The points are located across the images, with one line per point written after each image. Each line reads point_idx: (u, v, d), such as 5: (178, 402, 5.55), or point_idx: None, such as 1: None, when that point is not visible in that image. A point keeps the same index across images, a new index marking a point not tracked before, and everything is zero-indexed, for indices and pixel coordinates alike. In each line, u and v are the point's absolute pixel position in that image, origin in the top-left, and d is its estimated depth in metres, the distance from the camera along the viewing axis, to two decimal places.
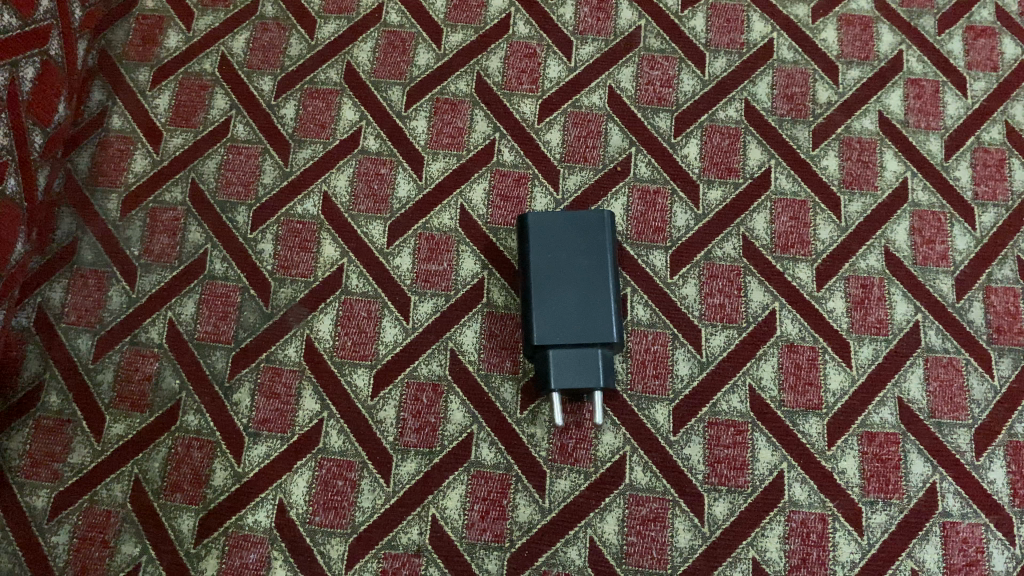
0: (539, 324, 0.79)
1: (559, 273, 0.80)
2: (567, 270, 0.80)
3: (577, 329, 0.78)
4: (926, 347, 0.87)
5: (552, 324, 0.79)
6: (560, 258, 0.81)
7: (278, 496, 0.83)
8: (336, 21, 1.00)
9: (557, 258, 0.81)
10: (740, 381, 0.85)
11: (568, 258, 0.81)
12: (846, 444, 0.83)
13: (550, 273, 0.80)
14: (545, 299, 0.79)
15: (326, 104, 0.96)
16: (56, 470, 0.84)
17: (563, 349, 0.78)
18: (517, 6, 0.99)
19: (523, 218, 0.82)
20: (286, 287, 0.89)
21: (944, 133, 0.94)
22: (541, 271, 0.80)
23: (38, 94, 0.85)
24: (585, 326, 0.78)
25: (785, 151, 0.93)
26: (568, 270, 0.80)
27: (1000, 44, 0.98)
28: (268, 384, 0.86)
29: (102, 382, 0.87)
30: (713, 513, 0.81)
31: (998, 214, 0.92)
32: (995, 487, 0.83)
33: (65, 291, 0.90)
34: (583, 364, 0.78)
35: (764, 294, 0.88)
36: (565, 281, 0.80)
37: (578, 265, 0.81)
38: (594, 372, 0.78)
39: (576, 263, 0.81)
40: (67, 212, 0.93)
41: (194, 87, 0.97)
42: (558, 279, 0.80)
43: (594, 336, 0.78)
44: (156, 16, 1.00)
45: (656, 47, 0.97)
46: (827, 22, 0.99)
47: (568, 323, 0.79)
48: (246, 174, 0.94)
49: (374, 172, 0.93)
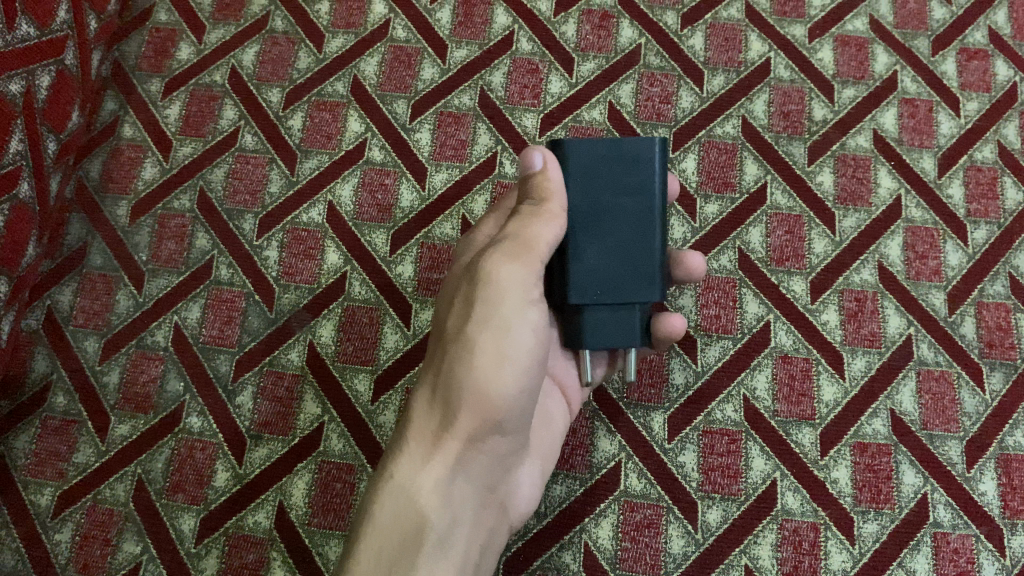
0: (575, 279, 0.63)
1: (600, 219, 0.64)
2: (611, 214, 0.63)
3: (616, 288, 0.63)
4: (918, 360, 0.88)
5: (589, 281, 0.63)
6: (603, 200, 0.63)
7: (277, 498, 0.84)
8: (343, 36, 1.02)
9: (598, 199, 0.63)
10: (735, 390, 0.86)
11: (612, 201, 0.63)
12: (839, 454, 0.84)
13: (589, 219, 0.63)
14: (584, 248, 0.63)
15: (333, 116, 0.98)
16: (61, 469, 0.86)
17: (596, 308, 0.64)
18: (520, 23, 1.02)
19: (564, 156, 0.63)
20: (291, 293, 0.91)
21: (937, 151, 0.96)
22: (578, 215, 0.63)
23: (53, 102, 0.88)
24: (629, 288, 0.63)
25: (780, 167, 0.95)
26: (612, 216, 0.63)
27: (993, 66, 1.00)
28: (270, 387, 0.88)
29: (108, 384, 0.89)
30: (707, 520, 0.82)
31: (990, 231, 0.93)
32: (986, 498, 0.84)
33: (74, 294, 0.92)
34: (618, 326, 0.64)
35: (759, 306, 0.89)
36: (600, 228, 0.63)
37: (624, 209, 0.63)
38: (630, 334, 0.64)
39: (620, 206, 0.63)
40: (77, 217, 0.95)
41: (204, 97, 1.00)
42: (600, 226, 0.63)
43: (634, 296, 0.63)
44: (169, 28, 1.03)
45: (656, 64, 0.99)
46: (823, 42, 1.01)
47: (608, 282, 0.63)
48: (253, 183, 0.96)
49: (378, 183, 0.95)
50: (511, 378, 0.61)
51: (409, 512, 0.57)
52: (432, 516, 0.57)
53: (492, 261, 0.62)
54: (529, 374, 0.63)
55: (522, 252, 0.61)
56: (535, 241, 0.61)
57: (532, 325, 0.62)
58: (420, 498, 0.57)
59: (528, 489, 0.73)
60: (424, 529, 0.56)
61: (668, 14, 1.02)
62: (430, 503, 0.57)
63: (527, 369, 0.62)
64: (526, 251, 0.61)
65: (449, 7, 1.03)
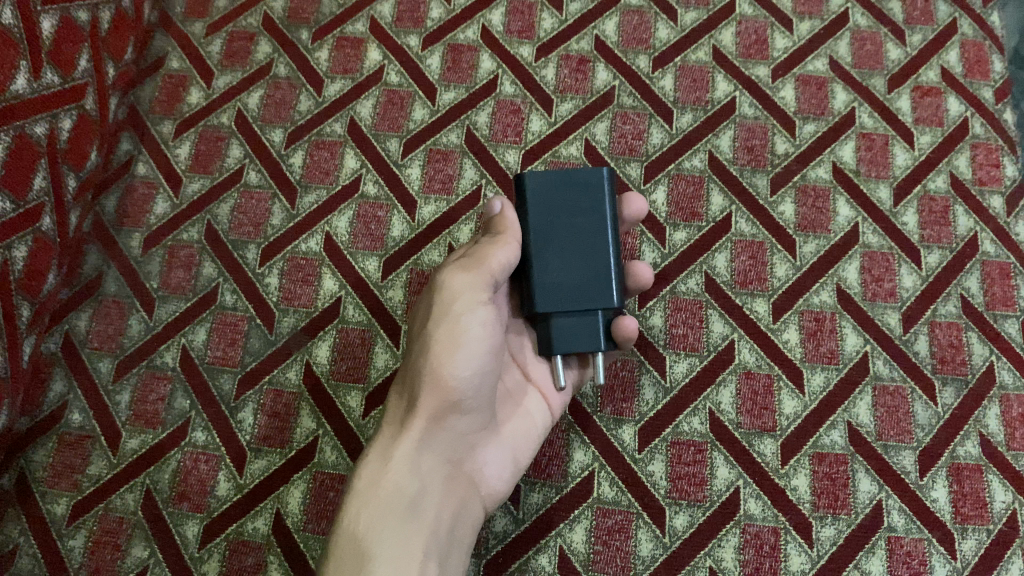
0: (541, 292, 0.72)
1: (559, 238, 0.73)
2: (568, 234, 0.73)
3: (578, 297, 0.72)
4: (874, 376, 0.94)
5: (554, 293, 0.72)
6: (561, 222, 0.73)
7: (275, 506, 0.91)
8: (341, 81, 1.11)
9: (556, 222, 0.73)
10: (701, 404, 0.93)
11: (568, 222, 0.73)
12: (798, 463, 0.91)
13: (550, 237, 0.73)
14: (547, 265, 0.72)
15: (331, 154, 1.07)
16: (76, 481, 0.92)
17: (562, 316, 0.73)
18: (504, 68, 1.10)
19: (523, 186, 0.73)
20: (289, 316, 0.99)
21: (893, 182, 1.03)
22: (539, 235, 0.72)
23: (74, 143, 0.96)
24: (589, 296, 0.72)
25: (745, 198, 1.02)
26: (570, 234, 0.72)
27: (945, 102, 1.07)
28: (270, 403, 0.95)
29: (120, 401, 0.96)
30: (674, 525, 0.88)
31: (942, 255, 1.00)
32: (938, 505, 0.89)
33: (90, 319, 0.99)
34: (584, 330, 0.73)
35: (724, 326, 0.96)
36: (560, 246, 0.73)
37: (579, 228, 0.73)
38: (595, 336, 0.73)
39: (576, 226, 0.73)
40: (94, 248, 1.02)
41: (212, 137, 1.08)
42: (559, 244, 0.73)
43: (595, 302, 0.72)
44: (181, 75, 1.12)
45: (629, 104, 1.07)
46: (785, 82, 1.09)
47: (571, 292, 0.72)
48: (256, 216, 1.04)
49: (372, 214, 1.03)
50: (466, 365, 0.71)
51: (383, 486, 0.66)
52: (402, 487, 0.66)
53: (449, 275, 0.73)
54: (484, 361, 0.72)
55: (475, 265, 0.71)
56: (486, 256, 0.71)
57: (482, 320, 0.72)
58: (391, 472, 0.67)
59: (501, 473, 0.79)
60: (396, 498, 0.65)
61: (641, 57, 1.10)
62: (400, 476, 0.67)
63: (481, 357, 0.72)
64: (478, 263, 0.71)
65: (438, 53, 1.12)
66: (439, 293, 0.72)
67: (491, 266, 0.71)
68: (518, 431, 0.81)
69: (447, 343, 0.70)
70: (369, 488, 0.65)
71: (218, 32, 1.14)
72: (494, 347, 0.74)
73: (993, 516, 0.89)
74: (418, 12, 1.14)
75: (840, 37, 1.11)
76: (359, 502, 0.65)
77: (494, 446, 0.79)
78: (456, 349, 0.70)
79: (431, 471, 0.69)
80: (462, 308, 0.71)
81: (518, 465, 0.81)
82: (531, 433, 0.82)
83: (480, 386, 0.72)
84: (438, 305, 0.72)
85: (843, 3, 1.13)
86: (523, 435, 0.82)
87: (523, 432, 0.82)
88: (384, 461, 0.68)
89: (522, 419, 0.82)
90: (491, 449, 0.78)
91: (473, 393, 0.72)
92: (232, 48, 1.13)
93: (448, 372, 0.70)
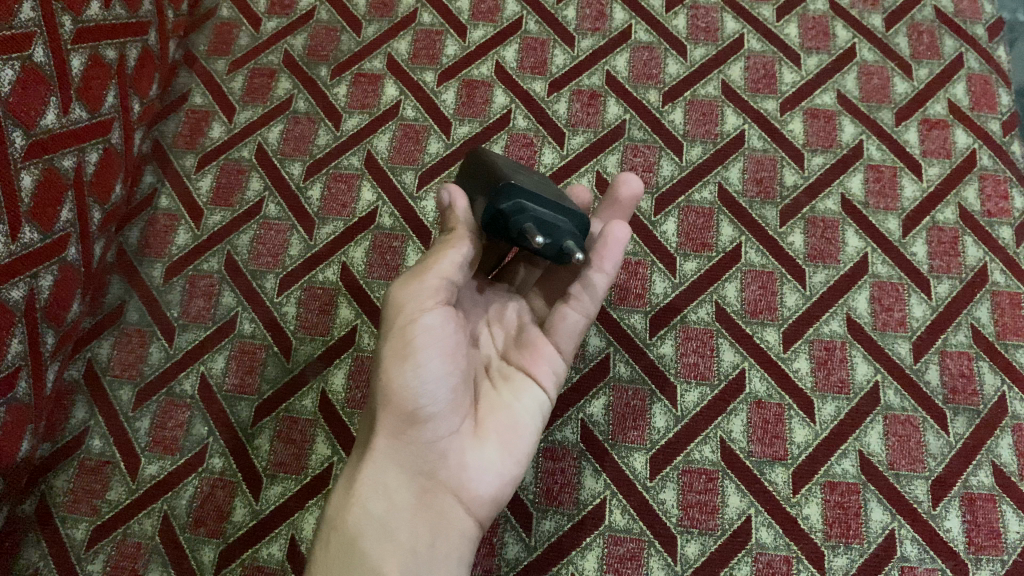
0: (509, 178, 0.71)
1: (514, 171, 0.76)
2: (522, 174, 0.77)
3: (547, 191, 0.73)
4: (885, 406, 0.95)
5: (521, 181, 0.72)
6: (514, 168, 0.78)
7: (290, 532, 0.92)
8: (359, 115, 1.14)
9: (509, 165, 0.77)
10: (712, 433, 0.93)
11: (520, 171, 0.78)
12: (810, 492, 0.91)
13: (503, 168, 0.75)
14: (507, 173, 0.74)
15: (348, 186, 1.09)
16: (95, 506, 0.94)
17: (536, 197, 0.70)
18: (517, 103, 1.13)
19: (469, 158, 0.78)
20: (306, 345, 1.01)
21: (902, 213, 1.04)
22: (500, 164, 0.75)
23: (100, 175, 0.99)
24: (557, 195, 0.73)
25: (754, 229, 1.04)
26: (522, 173, 0.77)
27: (952, 135, 1.09)
28: (286, 431, 0.97)
29: (140, 428, 0.98)
30: (686, 553, 0.89)
31: (952, 286, 1.00)
32: (951, 535, 0.89)
33: (112, 347, 1.01)
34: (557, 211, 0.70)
35: (735, 355, 0.97)
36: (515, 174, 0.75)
37: (531, 176, 0.78)
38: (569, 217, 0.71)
39: (528, 175, 0.78)
40: (117, 279, 1.05)
41: (233, 171, 1.11)
42: (516, 172, 0.76)
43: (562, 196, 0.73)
44: (204, 110, 1.15)
45: (639, 137, 1.09)
46: (794, 115, 1.11)
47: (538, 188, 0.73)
48: (275, 247, 1.06)
49: (387, 245, 1.05)
50: (416, 376, 0.69)
51: (353, 512, 0.69)
52: (368, 510, 0.68)
53: (398, 289, 0.73)
54: (441, 366, 0.71)
55: (425, 272, 0.72)
56: (433, 263, 0.72)
57: (434, 325, 0.71)
58: (358, 496, 0.69)
59: (487, 476, 0.73)
60: (365, 521, 0.68)
61: (651, 92, 1.12)
62: (368, 499, 0.69)
63: (435, 363, 0.70)
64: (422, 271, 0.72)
65: (453, 89, 1.15)
66: (392, 308, 0.73)
67: (441, 267, 0.72)
68: (504, 426, 0.76)
69: (395, 356, 0.70)
70: (340, 516, 0.69)
71: (240, 69, 1.18)
72: (453, 349, 0.72)
73: (1006, 546, 0.89)
74: (434, 49, 1.18)
75: (847, 72, 1.13)
76: (334, 523, 0.69)
77: (480, 447, 0.73)
78: (404, 360, 0.70)
79: (399, 488, 0.70)
80: (411, 316, 0.71)
81: (511, 463, 0.75)
82: (521, 429, 0.77)
83: (438, 391, 0.70)
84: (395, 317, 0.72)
85: (850, 39, 1.15)
86: (509, 429, 0.76)
87: (512, 426, 0.76)
88: (354, 485, 0.70)
89: (507, 415, 0.76)
90: (475, 452, 0.73)
91: (430, 399, 0.70)
92: (253, 85, 1.17)
93: (398, 386, 0.70)
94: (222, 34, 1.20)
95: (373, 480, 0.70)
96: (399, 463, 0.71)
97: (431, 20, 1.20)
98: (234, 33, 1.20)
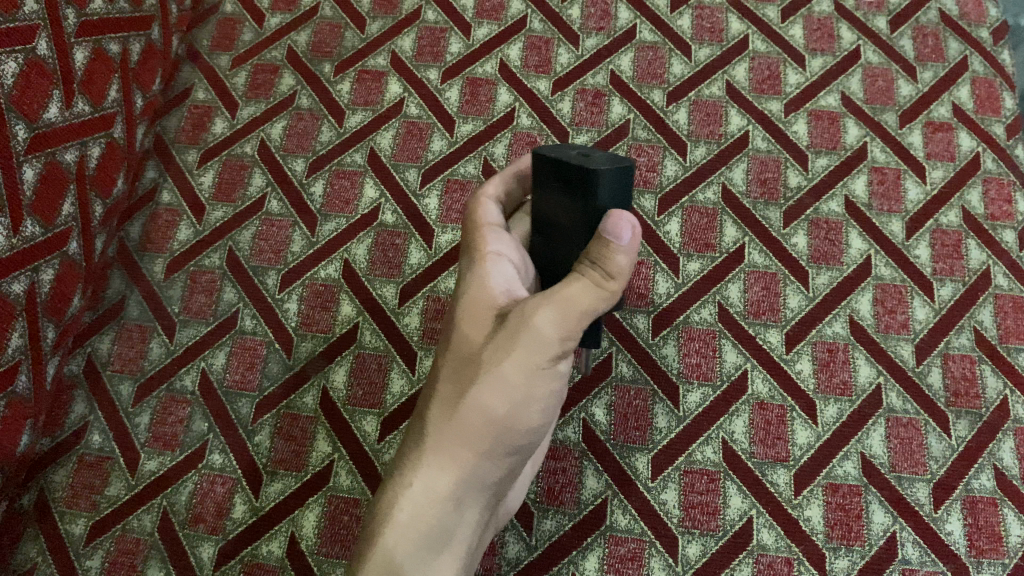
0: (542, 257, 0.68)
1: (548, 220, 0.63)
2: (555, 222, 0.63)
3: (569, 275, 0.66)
4: (887, 408, 0.95)
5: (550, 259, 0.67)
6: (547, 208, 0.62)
7: (290, 529, 0.92)
8: (362, 112, 1.13)
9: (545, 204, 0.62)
10: (714, 433, 0.93)
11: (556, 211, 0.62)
12: (812, 494, 0.91)
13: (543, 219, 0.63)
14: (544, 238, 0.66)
15: (351, 183, 1.09)
16: (94, 501, 0.94)
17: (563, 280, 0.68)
18: (521, 101, 1.13)
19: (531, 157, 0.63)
20: (307, 342, 1.00)
21: (905, 215, 1.04)
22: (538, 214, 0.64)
23: (102, 170, 0.98)
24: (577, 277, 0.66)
25: (757, 230, 1.03)
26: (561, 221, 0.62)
27: (957, 137, 1.08)
28: (287, 427, 0.96)
29: (139, 424, 0.97)
30: (687, 554, 0.89)
31: (956, 288, 1.00)
32: (953, 538, 0.89)
33: (112, 342, 1.01)
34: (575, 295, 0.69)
35: (737, 356, 0.97)
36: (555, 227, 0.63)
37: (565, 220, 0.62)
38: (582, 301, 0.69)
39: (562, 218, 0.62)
40: (118, 273, 1.05)
41: (235, 167, 1.11)
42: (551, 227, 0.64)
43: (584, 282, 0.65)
44: (206, 106, 1.14)
45: (643, 137, 1.09)
46: (798, 116, 1.10)
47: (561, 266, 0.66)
48: (277, 243, 1.06)
49: (390, 242, 1.05)
50: (538, 411, 0.62)
51: (406, 542, 0.59)
52: (438, 532, 0.60)
53: (543, 306, 0.59)
54: (553, 400, 0.64)
55: (570, 316, 0.59)
56: (578, 298, 0.59)
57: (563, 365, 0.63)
58: (434, 514, 0.60)
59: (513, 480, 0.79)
60: (419, 553, 0.60)
61: (656, 92, 1.12)
62: (430, 530, 0.60)
63: (550, 400, 0.63)
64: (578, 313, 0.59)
65: (457, 87, 1.14)
66: (529, 327, 0.59)
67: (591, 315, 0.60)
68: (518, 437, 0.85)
69: (512, 389, 0.60)
70: (404, 529, 0.59)
71: (243, 65, 1.17)
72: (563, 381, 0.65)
73: (1008, 550, 0.89)
74: (437, 46, 1.17)
75: (852, 74, 1.13)
76: (394, 534, 0.59)
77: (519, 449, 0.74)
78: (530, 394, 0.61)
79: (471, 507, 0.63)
80: (551, 353, 0.60)
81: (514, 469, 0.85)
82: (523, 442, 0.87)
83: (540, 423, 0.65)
84: (522, 337, 0.59)
85: (854, 41, 1.15)
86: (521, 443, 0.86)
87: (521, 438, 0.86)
88: (410, 508, 0.59)
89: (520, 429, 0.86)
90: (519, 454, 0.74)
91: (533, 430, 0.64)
92: (256, 80, 1.16)
93: (518, 419, 0.61)
94: (226, 30, 1.20)
95: (437, 509, 0.59)
96: (470, 492, 0.61)
97: (436, 17, 1.19)
98: (237, 29, 1.20)
